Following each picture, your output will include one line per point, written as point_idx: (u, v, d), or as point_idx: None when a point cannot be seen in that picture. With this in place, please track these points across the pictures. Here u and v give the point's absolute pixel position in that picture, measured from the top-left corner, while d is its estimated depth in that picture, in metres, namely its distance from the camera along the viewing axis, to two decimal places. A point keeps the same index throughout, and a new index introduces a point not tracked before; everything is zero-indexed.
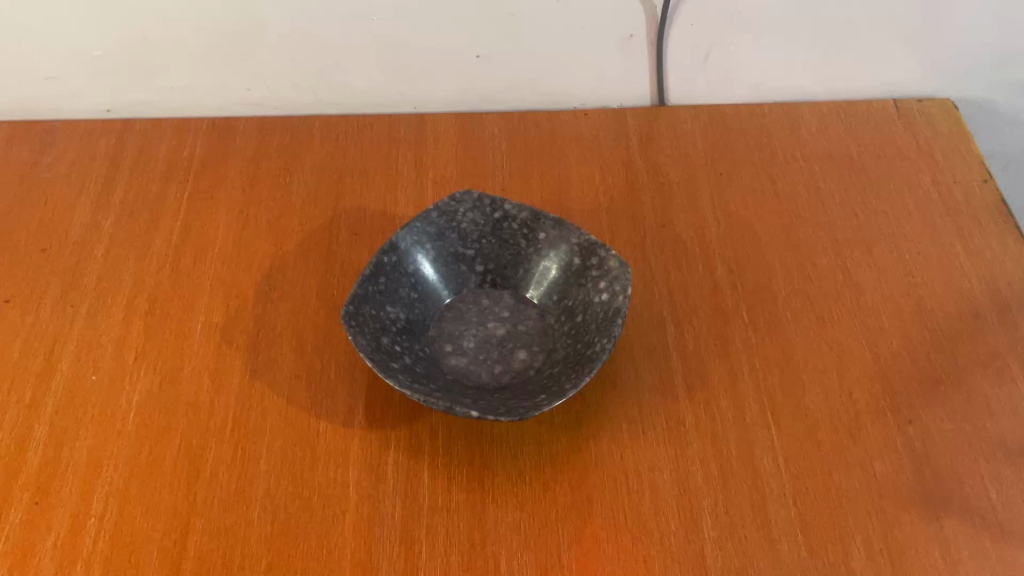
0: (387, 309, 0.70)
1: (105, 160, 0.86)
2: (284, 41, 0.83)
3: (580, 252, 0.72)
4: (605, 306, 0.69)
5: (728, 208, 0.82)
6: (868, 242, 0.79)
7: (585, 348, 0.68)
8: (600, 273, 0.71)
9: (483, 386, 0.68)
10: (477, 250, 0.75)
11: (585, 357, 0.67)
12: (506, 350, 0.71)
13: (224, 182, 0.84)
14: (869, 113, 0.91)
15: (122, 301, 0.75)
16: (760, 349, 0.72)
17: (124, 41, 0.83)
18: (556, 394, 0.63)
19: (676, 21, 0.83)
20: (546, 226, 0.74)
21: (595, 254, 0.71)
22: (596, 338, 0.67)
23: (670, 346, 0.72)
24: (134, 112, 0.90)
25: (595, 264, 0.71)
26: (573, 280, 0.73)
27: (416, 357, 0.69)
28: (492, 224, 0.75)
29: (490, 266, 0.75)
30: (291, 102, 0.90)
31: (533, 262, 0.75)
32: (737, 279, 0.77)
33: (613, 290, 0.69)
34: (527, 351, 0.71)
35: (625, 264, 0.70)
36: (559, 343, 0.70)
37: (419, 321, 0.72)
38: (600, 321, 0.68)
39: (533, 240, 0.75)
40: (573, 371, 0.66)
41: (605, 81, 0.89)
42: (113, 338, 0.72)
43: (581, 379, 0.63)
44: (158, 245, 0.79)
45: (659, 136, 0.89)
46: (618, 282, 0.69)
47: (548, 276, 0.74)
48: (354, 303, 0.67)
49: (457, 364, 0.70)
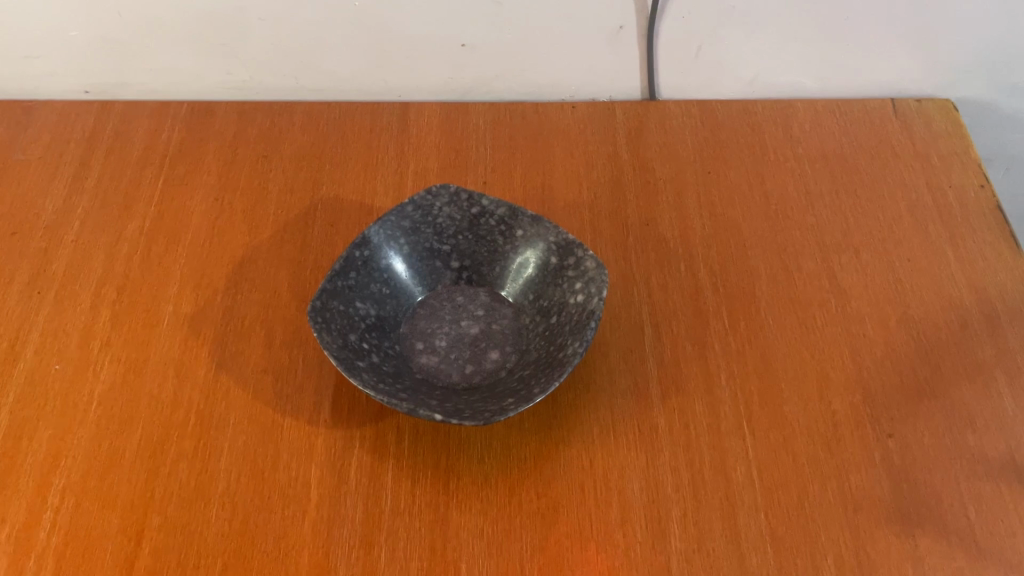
0: (356, 305, 0.68)
1: (81, 142, 0.84)
2: (264, 25, 0.81)
3: (558, 251, 0.70)
4: (580, 308, 0.67)
5: (715, 207, 0.80)
6: (857, 246, 0.77)
7: (557, 351, 0.66)
8: (577, 273, 0.69)
9: (453, 387, 0.67)
10: (454, 245, 0.74)
11: (557, 360, 0.65)
12: (478, 350, 0.69)
13: (201, 168, 0.82)
14: (865, 111, 0.88)
15: (90, 288, 0.74)
16: (739, 356, 0.70)
17: (100, 21, 0.81)
18: (524, 398, 0.62)
19: (667, 12, 0.80)
20: (523, 223, 0.72)
21: (572, 254, 0.69)
22: (568, 341, 0.65)
23: (646, 349, 0.70)
24: (113, 94, 0.88)
25: (572, 264, 0.69)
26: (550, 280, 0.71)
27: (385, 355, 0.67)
28: (469, 220, 0.73)
29: (466, 262, 0.74)
30: (273, 86, 0.88)
31: (509, 260, 0.73)
32: (720, 282, 0.75)
33: (589, 291, 0.67)
34: (500, 352, 0.69)
35: (601, 265, 0.68)
36: (533, 344, 0.69)
37: (390, 318, 0.70)
38: (574, 323, 0.67)
39: (510, 237, 0.73)
40: (544, 375, 0.64)
41: (594, 73, 0.87)
42: (79, 327, 0.71)
43: (550, 384, 0.62)
44: (129, 232, 0.77)
45: (648, 130, 0.86)
46: (595, 283, 0.67)
47: (524, 274, 0.72)
48: (321, 299, 0.65)
49: (427, 363, 0.68)
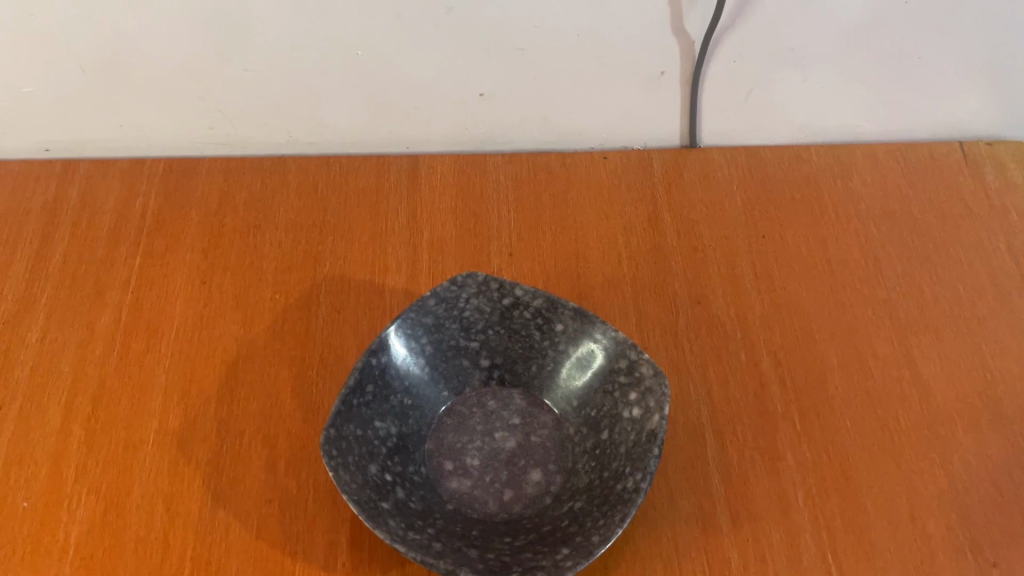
0: (375, 425, 0.58)
1: (42, 213, 0.73)
2: (252, 76, 0.70)
3: (606, 352, 0.61)
4: (637, 425, 0.58)
5: (773, 280, 0.71)
6: (935, 325, 0.68)
7: (614, 479, 0.56)
8: (630, 380, 0.59)
9: (492, 522, 0.57)
10: (483, 341, 0.64)
11: (615, 492, 0.55)
12: (517, 472, 0.59)
13: (183, 242, 0.72)
14: (931, 158, 0.79)
15: (60, 399, 0.63)
16: (816, 469, 0.61)
17: (60, 72, 0.69)
18: (582, 547, 0.52)
19: (717, 55, 0.70)
20: (564, 316, 0.62)
21: (624, 359, 0.60)
22: (627, 469, 0.56)
23: (709, 463, 0.61)
24: (78, 151, 0.77)
25: (624, 369, 0.60)
26: (597, 385, 0.61)
27: (409, 485, 0.57)
28: (501, 312, 0.63)
29: (497, 361, 0.64)
30: (263, 141, 0.77)
31: (548, 358, 0.63)
32: (786, 374, 0.66)
33: (646, 406, 0.58)
34: (542, 473, 0.59)
35: (660, 373, 0.58)
36: (582, 464, 0.59)
37: (412, 434, 0.60)
38: (631, 445, 0.57)
39: (548, 332, 0.63)
40: (601, 512, 0.55)
41: (629, 120, 0.77)
42: (50, 451, 0.61)
43: (612, 530, 0.52)
44: (103, 326, 0.67)
45: (691, 184, 0.76)
46: (654, 396, 0.57)
47: (566, 375, 0.63)
48: (335, 426, 0.55)
49: (459, 490, 0.58)
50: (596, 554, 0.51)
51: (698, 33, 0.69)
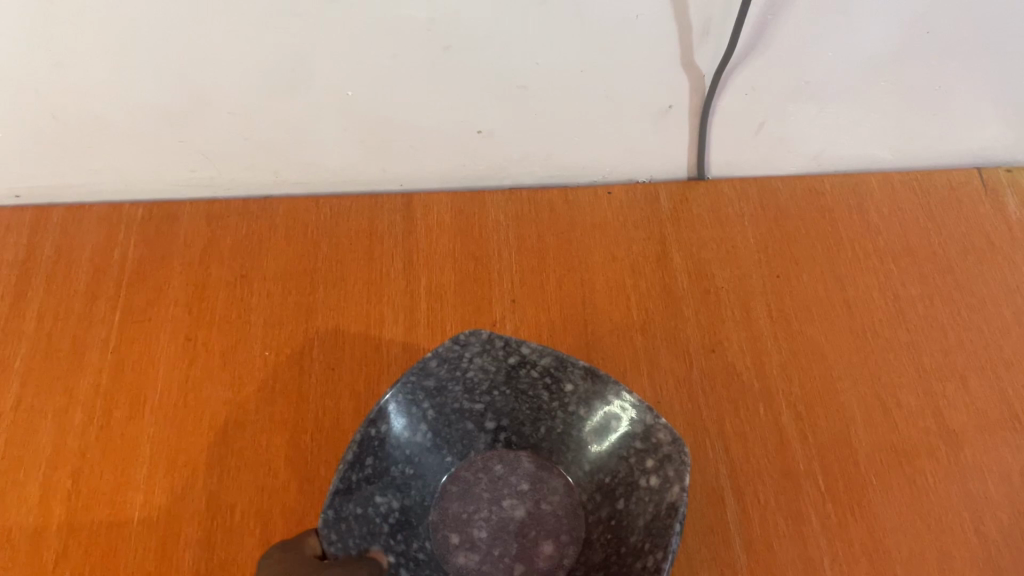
0: (376, 501, 0.54)
1: (14, 267, 0.69)
2: (234, 119, 0.66)
3: (620, 415, 0.55)
4: (655, 496, 0.53)
5: (791, 324, 0.67)
6: (961, 371, 0.65)
7: (632, 555, 0.52)
8: (648, 446, 0.54)
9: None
10: (488, 403, 0.59)
11: (634, 572, 0.51)
12: (527, 544, 0.56)
13: (166, 296, 0.67)
14: (950, 187, 0.75)
15: (38, 475, 0.59)
16: (842, 533, 0.58)
17: (27, 121, 0.64)
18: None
19: (729, 89, 0.66)
20: (575, 376, 0.56)
21: (641, 422, 0.54)
22: (645, 546, 0.51)
23: (731, 529, 0.58)
24: (52, 197, 0.73)
25: (642, 435, 0.54)
26: (612, 447, 0.56)
27: (415, 565, 0.55)
28: (506, 371, 0.57)
29: (504, 422, 0.59)
30: (248, 182, 0.73)
31: (558, 418, 0.58)
32: (808, 429, 0.62)
33: (665, 475, 0.52)
34: (554, 545, 0.56)
35: (679, 438, 0.52)
36: (596, 534, 0.56)
37: (415, 506, 0.57)
38: (650, 518, 0.52)
39: (558, 391, 0.57)
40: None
41: (635, 154, 0.73)
42: (28, 534, 0.57)
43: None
44: (83, 391, 0.63)
45: (700, 221, 0.73)
46: (673, 466, 0.52)
47: (577, 436, 0.58)
48: (333, 508, 0.51)
49: (467, 566, 0.55)
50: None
51: (709, 67, 0.64)
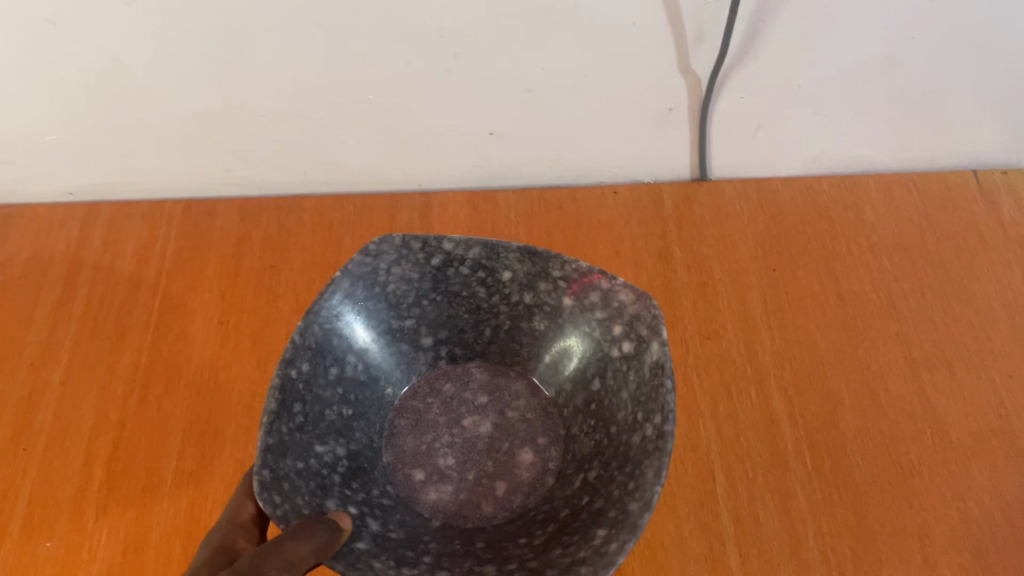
0: (317, 449, 0.48)
1: (65, 257, 0.75)
2: (265, 122, 0.72)
3: (570, 288, 0.52)
4: (634, 361, 0.49)
5: (785, 315, 0.71)
6: (949, 360, 0.68)
7: (624, 432, 0.48)
8: (610, 314, 0.50)
9: (492, 527, 0.48)
10: (419, 315, 0.55)
11: (634, 447, 0.46)
12: (502, 458, 0.51)
13: (201, 284, 0.73)
14: (945, 188, 0.78)
15: (82, 443, 0.65)
16: (827, 508, 0.61)
17: (78, 123, 0.71)
18: (624, 522, 0.43)
19: (725, 91, 0.70)
20: (510, 260, 0.52)
21: (593, 288, 0.51)
22: (638, 417, 0.47)
23: (720, 503, 0.61)
24: (100, 195, 0.79)
25: (598, 301, 0.51)
26: (569, 329, 0.53)
27: (383, 516, 0.48)
28: (431, 275, 0.53)
29: (441, 335, 0.55)
30: (279, 181, 0.78)
31: (503, 313, 0.54)
32: (798, 412, 0.66)
33: (635, 336, 0.49)
34: (533, 453, 0.51)
35: (640, 291, 0.49)
36: (582, 433, 0.51)
37: (364, 450, 0.51)
38: (634, 387, 0.48)
39: (494, 283, 0.54)
40: (625, 475, 0.46)
41: (639, 156, 0.77)
42: (71, 495, 0.62)
43: (652, 492, 0.42)
44: (124, 368, 0.68)
45: (701, 218, 0.77)
46: (644, 324, 0.48)
47: (528, 326, 0.54)
48: (268, 466, 0.44)
49: (441, 501, 0.50)
50: (646, 525, 0.41)
51: (705, 71, 0.68)
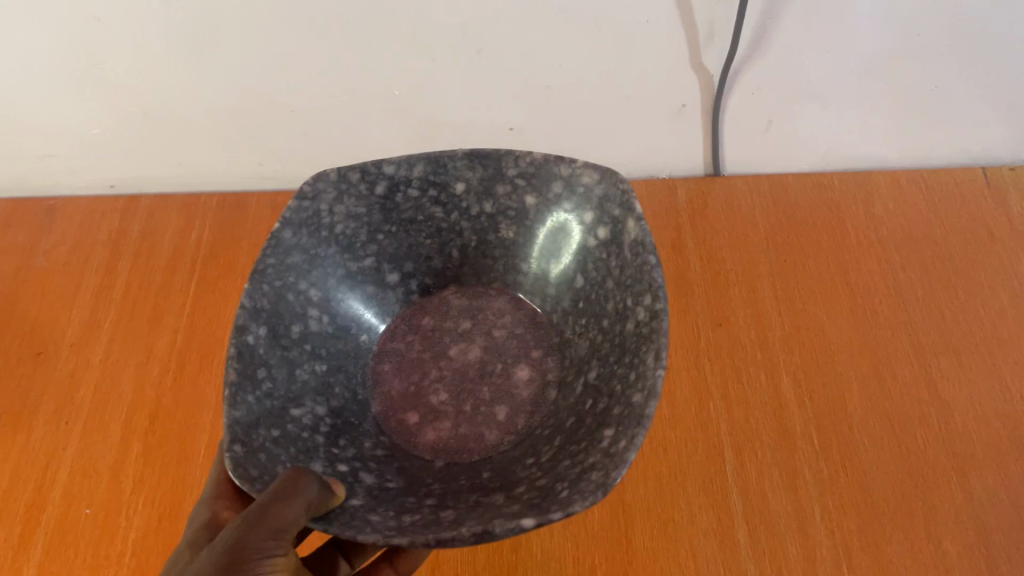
0: (296, 412, 0.50)
1: (106, 245, 0.80)
2: (296, 117, 0.75)
3: (529, 185, 0.56)
4: (611, 243, 0.52)
5: (794, 302, 0.73)
6: (955, 347, 0.70)
7: (615, 319, 0.51)
8: (578, 203, 0.54)
9: (501, 451, 0.51)
10: (377, 252, 0.58)
11: (628, 334, 0.49)
12: (497, 380, 0.54)
13: (234, 271, 0.77)
14: (954, 184, 0.80)
15: (120, 416, 0.68)
16: (833, 486, 0.63)
17: (121, 118, 0.75)
18: (629, 417, 0.43)
19: (737, 87, 0.73)
20: (461, 169, 0.56)
21: (552, 179, 0.55)
22: (628, 303, 0.49)
23: (729, 480, 0.63)
24: (140, 187, 0.84)
25: (559, 192, 0.55)
26: (536, 228, 0.57)
27: (377, 467, 0.49)
28: (380, 205, 0.56)
29: (407, 267, 0.59)
30: (309, 175, 0.82)
31: (466, 230, 0.59)
32: (806, 394, 0.68)
33: (607, 219, 0.53)
34: (528, 368, 0.55)
35: (599, 171, 0.53)
36: (575, 335, 0.55)
37: (348, 405, 0.53)
38: (614, 270, 0.52)
39: (452, 199, 0.57)
40: (626, 366, 0.47)
41: (654, 151, 0.81)
42: (110, 464, 0.66)
43: (654, 377, 0.43)
44: (160, 348, 0.72)
45: (713, 211, 0.80)
46: (615, 204, 0.52)
47: (497, 237, 0.59)
48: (240, 437, 0.45)
49: (440, 439, 0.51)
50: (656, 408, 0.42)
51: (716, 67, 0.71)
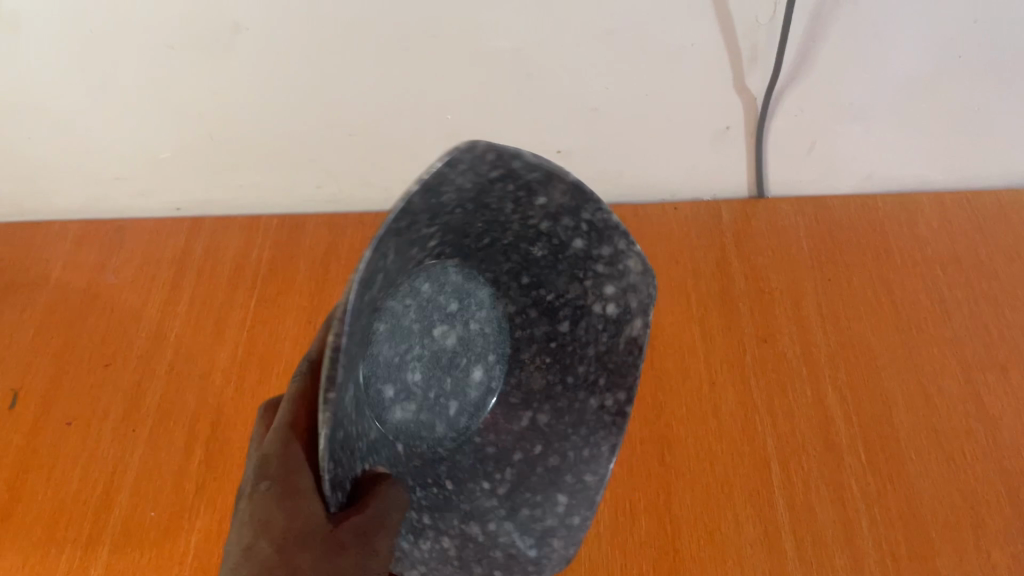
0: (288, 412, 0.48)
1: (172, 263, 0.84)
2: (354, 140, 0.79)
3: (588, 233, 0.51)
4: (611, 325, 0.57)
5: (839, 320, 0.74)
6: (1003, 364, 0.70)
7: (580, 390, 0.60)
8: (609, 271, 0.54)
9: (444, 448, 0.62)
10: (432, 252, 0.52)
11: (590, 411, 0.59)
12: (459, 374, 0.61)
13: (293, 287, 0.80)
14: (999, 205, 0.81)
15: (184, 424, 0.71)
16: (880, 499, 0.63)
17: (188, 143, 0.79)
18: (583, 494, 0.57)
19: (779, 109, 0.75)
20: (550, 193, 0.47)
21: (622, 257, 0.53)
22: (600, 382, 0.58)
23: (776, 492, 0.64)
24: (203, 210, 0.88)
25: (603, 255, 0.53)
26: (562, 267, 0.56)
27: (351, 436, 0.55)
28: (485, 186, 0.44)
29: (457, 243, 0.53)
30: (365, 197, 0.86)
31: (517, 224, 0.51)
32: (852, 409, 0.68)
33: (619, 301, 0.56)
34: (479, 371, 0.62)
35: (646, 267, 0.53)
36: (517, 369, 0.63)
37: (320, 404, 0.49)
38: (599, 348, 0.58)
39: (525, 204, 0.48)
40: (569, 438, 0.59)
41: (698, 173, 0.83)
42: (173, 469, 0.68)
43: (606, 469, 0.56)
44: (222, 360, 0.75)
45: (758, 232, 0.82)
46: (637, 296, 0.54)
47: (526, 249, 0.55)
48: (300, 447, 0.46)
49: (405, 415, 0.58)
50: (602, 501, 0.56)
51: (759, 89, 0.72)
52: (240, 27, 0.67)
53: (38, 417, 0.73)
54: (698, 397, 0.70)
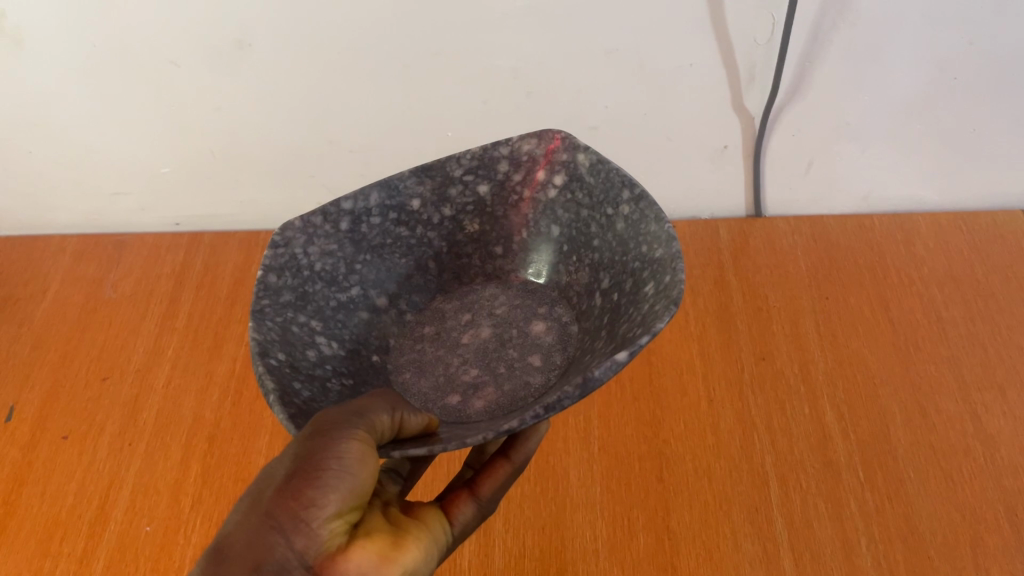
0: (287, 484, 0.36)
1: (170, 278, 0.84)
2: (354, 156, 0.79)
3: (479, 176, 0.54)
4: (574, 185, 0.53)
5: (837, 338, 0.74)
6: (999, 383, 0.70)
7: (589, 226, 0.52)
8: (437, 183, 0.54)
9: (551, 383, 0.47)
10: (360, 279, 0.53)
11: (603, 225, 0.51)
12: (519, 340, 0.51)
13: None
14: (995, 226, 0.82)
15: (181, 438, 0.71)
16: (880, 516, 0.63)
17: (188, 159, 0.80)
18: (663, 265, 0.43)
19: (777, 128, 0.75)
20: (407, 178, 0.53)
21: (519, 148, 0.53)
22: (609, 213, 0.50)
23: (775, 510, 0.64)
24: (202, 225, 0.89)
25: (507, 167, 0.54)
26: (497, 211, 0.56)
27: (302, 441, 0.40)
28: (350, 239, 0.52)
29: (392, 288, 0.54)
30: None
31: (435, 239, 0.56)
32: (850, 428, 0.68)
33: (464, 186, 0.55)
34: (544, 321, 0.52)
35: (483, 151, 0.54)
36: (570, 275, 0.53)
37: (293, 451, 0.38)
38: (583, 205, 0.52)
39: (411, 217, 0.54)
40: (635, 247, 0.47)
41: (697, 191, 0.83)
42: (169, 483, 0.68)
43: (667, 230, 0.44)
44: (220, 374, 0.75)
45: (754, 251, 0.82)
46: (502, 164, 0.54)
47: (465, 237, 0.56)
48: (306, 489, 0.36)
49: (491, 403, 0.47)
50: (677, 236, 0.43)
51: (757, 108, 0.73)
52: (243, 43, 0.68)
53: (34, 431, 0.72)
54: (696, 415, 0.70)
